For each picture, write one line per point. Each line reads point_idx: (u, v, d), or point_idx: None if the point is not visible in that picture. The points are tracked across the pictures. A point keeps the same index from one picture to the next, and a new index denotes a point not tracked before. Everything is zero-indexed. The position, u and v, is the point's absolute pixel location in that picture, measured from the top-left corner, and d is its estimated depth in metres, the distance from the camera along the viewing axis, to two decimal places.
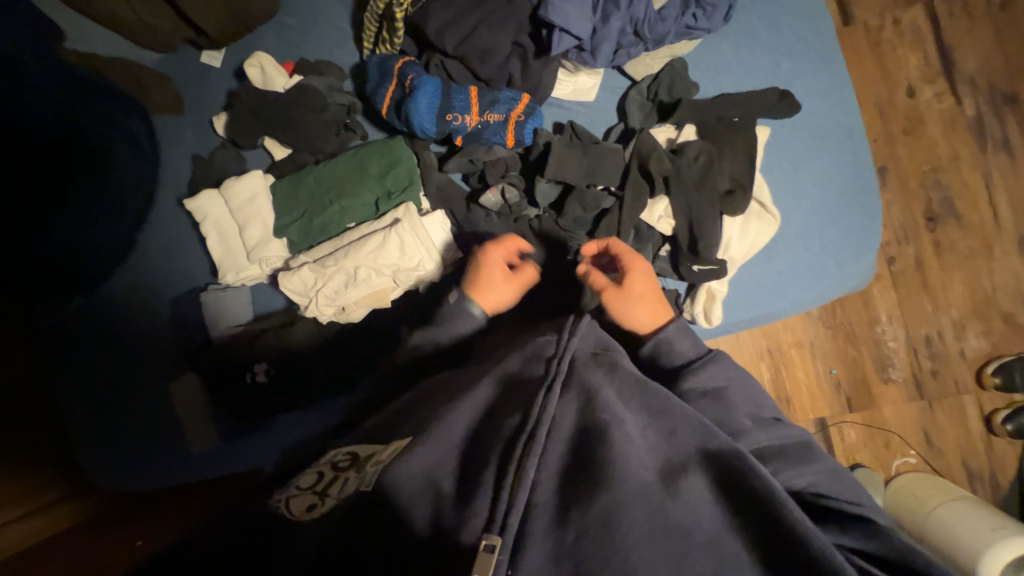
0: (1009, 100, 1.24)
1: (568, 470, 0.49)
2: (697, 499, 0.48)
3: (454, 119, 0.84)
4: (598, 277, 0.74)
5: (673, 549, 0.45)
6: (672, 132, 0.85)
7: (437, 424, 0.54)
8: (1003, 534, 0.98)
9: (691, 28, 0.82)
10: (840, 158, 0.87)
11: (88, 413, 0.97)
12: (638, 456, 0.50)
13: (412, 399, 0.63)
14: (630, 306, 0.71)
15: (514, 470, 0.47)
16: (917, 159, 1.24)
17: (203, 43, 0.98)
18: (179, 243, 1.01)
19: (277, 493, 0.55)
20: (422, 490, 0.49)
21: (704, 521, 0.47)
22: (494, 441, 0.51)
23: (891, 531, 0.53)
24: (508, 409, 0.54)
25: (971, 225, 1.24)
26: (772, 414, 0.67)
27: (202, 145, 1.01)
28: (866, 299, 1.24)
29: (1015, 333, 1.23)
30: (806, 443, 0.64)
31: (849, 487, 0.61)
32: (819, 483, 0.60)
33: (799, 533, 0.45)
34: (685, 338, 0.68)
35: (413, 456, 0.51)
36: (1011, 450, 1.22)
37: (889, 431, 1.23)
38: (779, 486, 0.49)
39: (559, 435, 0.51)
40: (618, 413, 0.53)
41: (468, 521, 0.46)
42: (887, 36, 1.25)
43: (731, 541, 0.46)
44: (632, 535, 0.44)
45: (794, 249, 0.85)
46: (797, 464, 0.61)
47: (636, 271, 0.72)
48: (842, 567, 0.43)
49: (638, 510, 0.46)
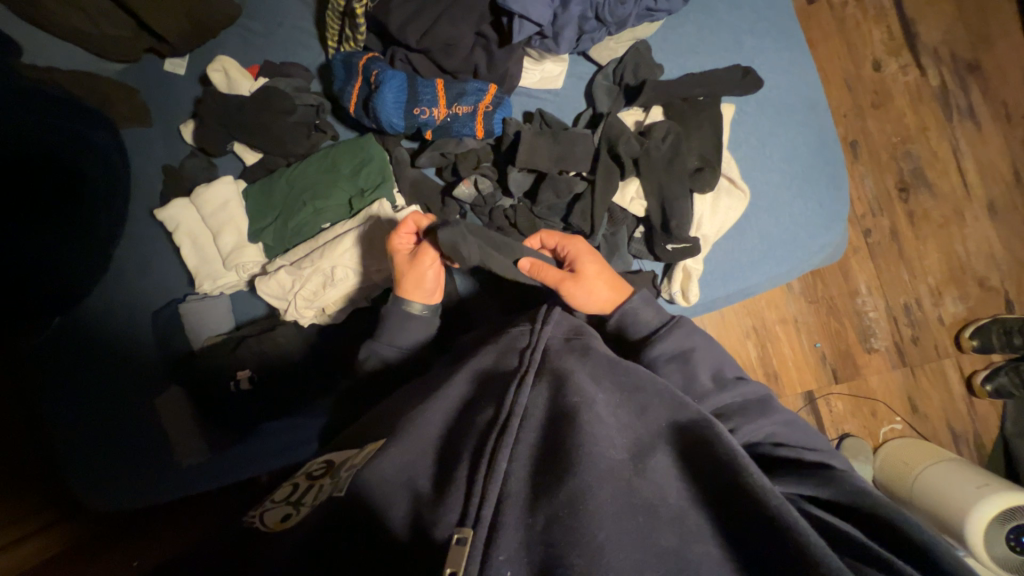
0: (971, 69, 1.27)
1: (541, 455, 0.49)
2: (664, 475, 0.49)
3: (421, 113, 0.83)
4: (552, 271, 0.73)
5: (640, 526, 0.45)
6: (640, 115, 0.86)
7: (410, 426, 0.54)
8: (989, 490, 0.99)
9: (651, 10, 0.84)
10: (806, 131, 0.88)
11: (72, 432, 0.95)
12: (608, 436, 0.50)
13: (394, 403, 0.64)
14: (592, 283, 0.71)
15: (486, 463, 0.47)
16: (886, 132, 1.26)
17: (165, 50, 0.97)
18: (154, 255, 1.00)
19: (253, 511, 0.56)
20: (398, 490, 0.49)
21: (669, 498, 0.47)
22: (467, 436, 0.51)
23: (846, 475, 0.55)
24: (481, 404, 0.55)
25: (942, 193, 1.26)
26: (734, 372, 0.68)
27: (172, 155, 1.00)
28: (845, 272, 1.26)
29: (990, 296, 1.26)
30: (763, 398, 0.65)
31: (804, 434, 0.64)
32: (777, 433, 0.63)
33: (756, 493, 0.45)
34: (648, 308, 0.69)
35: (386, 457, 0.51)
36: (993, 410, 1.25)
37: (875, 400, 1.25)
38: (747, 455, 0.48)
39: (530, 423, 0.51)
40: (590, 395, 0.53)
41: (442, 517, 0.45)
42: (850, 13, 1.27)
43: (696, 514, 0.47)
44: (602, 515, 0.44)
45: (767, 224, 0.87)
46: (755, 419, 0.63)
47: (578, 253, 0.73)
48: (796, 520, 0.43)
49: (608, 491, 0.45)
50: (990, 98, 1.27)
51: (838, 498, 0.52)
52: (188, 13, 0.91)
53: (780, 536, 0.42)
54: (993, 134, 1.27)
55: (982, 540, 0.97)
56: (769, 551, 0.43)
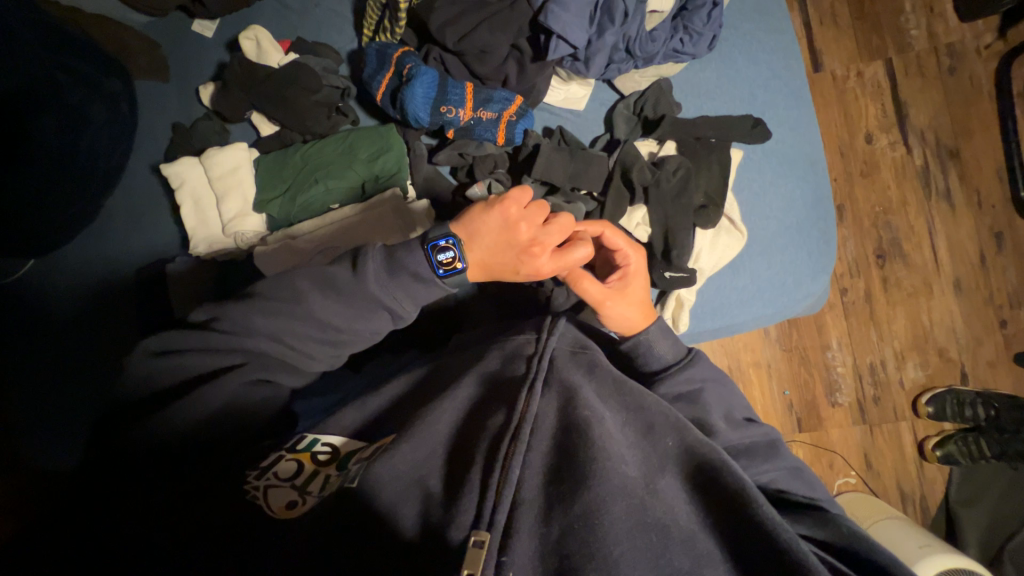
0: (952, 155, 1.37)
1: (553, 465, 0.50)
2: (674, 496, 0.50)
3: (448, 111, 0.86)
4: (597, 287, 0.71)
5: (653, 546, 0.46)
6: (654, 147, 0.90)
7: (420, 423, 0.54)
8: (930, 551, 1.04)
9: (678, 51, 0.90)
10: (804, 186, 0.93)
11: (37, 378, 0.93)
12: (621, 454, 0.50)
13: (391, 405, 0.64)
14: (628, 307, 0.72)
15: (500, 468, 0.48)
16: (870, 201, 1.35)
17: (197, 12, 0.97)
18: (148, 210, 0.98)
19: (251, 475, 0.57)
20: (409, 487, 0.51)
21: (680, 519, 0.49)
22: (479, 439, 0.52)
23: (840, 518, 0.59)
24: (492, 407, 0.55)
25: (914, 265, 1.35)
26: (742, 414, 0.71)
27: (184, 114, 0.99)
28: (819, 326, 1.32)
29: (948, 366, 1.33)
30: (772, 443, 0.67)
31: (805, 483, 0.66)
32: (779, 479, 0.65)
33: (765, 527, 0.47)
34: (665, 339, 0.71)
35: (397, 454, 0.52)
36: (940, 476, 1.31)
37: (834, 452, 1.30)
38: (753, 485, 0.50)
39: (542, 432, 0.52)
40: (599, 411, 0.54)
41: (456, 519, 0.46)
42: (851, 86, 1.36)
43: (704, 538, 0.48)
44: (615, 531, 0.45)
45: (758, 267, 0.91)
46: (761, 462, 0.65)
47: (633, 273, 0.73)
48: (807, 557, 0.45)
49: (620, 507, 0.47)
50: (966, 183, 1.37)
51: (834, 539, 0.56)
52: None
53: (781, 568, 0.45)
54: (966, 217, 1.36)
55: None
56: None
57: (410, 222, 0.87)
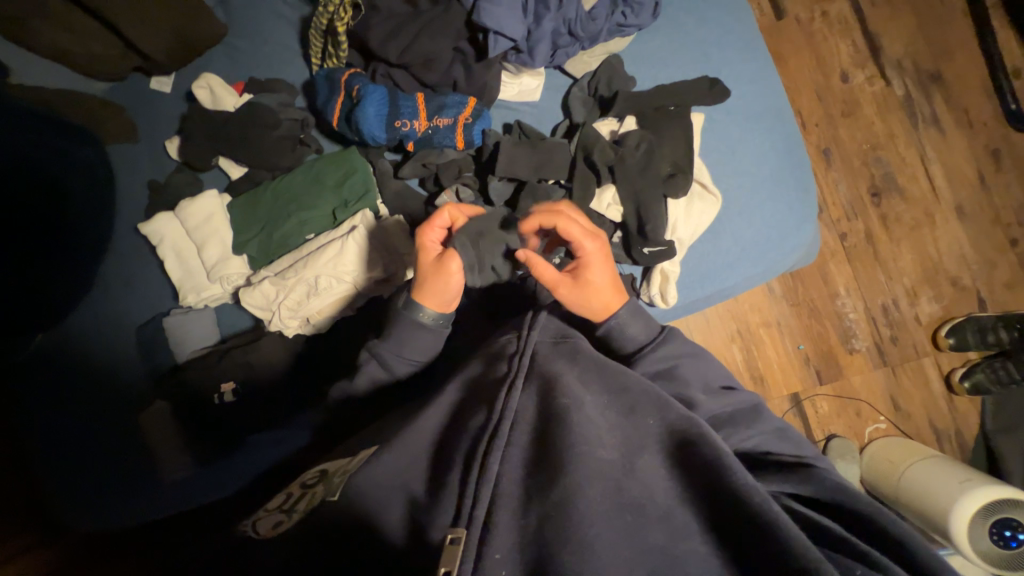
0: (934, 78, 1.32)
1: (531, 458, 0.50)
2: (653, 474, 0.50)
3: (403, 125, 0.86)
4: (551, 270, 0.71)
5: (628, 525, 0.46)
6: (615, 125, 0.89)
7: (404, 433, 0.57)
8: (972, 484, 0.99)
9: (622, 25, 0.88)
10: (773, 138, 0.91)
11: (55, 450, 0.94)
12: (597, 437, 0.50)
13: (384, 425, 0.65)
14: (587, 295, 0.70)
15: (478, 466, 0.49)
16: (857, 139, 1.31)
17: (153, 69, 0.99)
18: (137, 268, 1.00)
19: (244, 520, 0.58)
20: (393, 493, 0.52)
21: (657, 496, 0.48)
22: (461, 441, 0.53)
23: (824, 472, 0.59)
24: (473, 409, 0.56)
25: (912, 197, 1.31)
26: (722, 383, 0.71)
27: (157, 170, 1.01)
28: (824, 275, 1.29)
29: (963, 295, 1.29)
30: (755, 407, 0.68)
31: (793, 444, 0.66)
32: (765, 442, 0.65)
33: (740, 490, 0.46)
34: (637, 320, 0.70)
35: (380, 464, 0.53)
36: (972, 407, 1.27)
37: (859, 400, 1.28)
38: (733, 454, 0.49)
39: (521, 427, 0.52)
40: (578, 396, 0.54)
41: (436, 519, 0.48)
42: (817, 27, 1.33)
43: (683, 511, 0.48)
44: (591, 513, 0.46)
45: (739, 227, 0.90)
46: (745, 428, 0.66)
47: (587, 261, 0.70)
48: (776, 514, 0.44)
49: (596, 488, 0.47)
50: (953, 105, 1.32)
51: (819, 494, 0.56)
52: (175, 34, 0.93)
53: (760, 530, 0.44)
54: (958, 139, 1.32)
55: (965, 534, 0.97)
56: (753, 546, 0.44)
57: (391, 253, 0.89)
